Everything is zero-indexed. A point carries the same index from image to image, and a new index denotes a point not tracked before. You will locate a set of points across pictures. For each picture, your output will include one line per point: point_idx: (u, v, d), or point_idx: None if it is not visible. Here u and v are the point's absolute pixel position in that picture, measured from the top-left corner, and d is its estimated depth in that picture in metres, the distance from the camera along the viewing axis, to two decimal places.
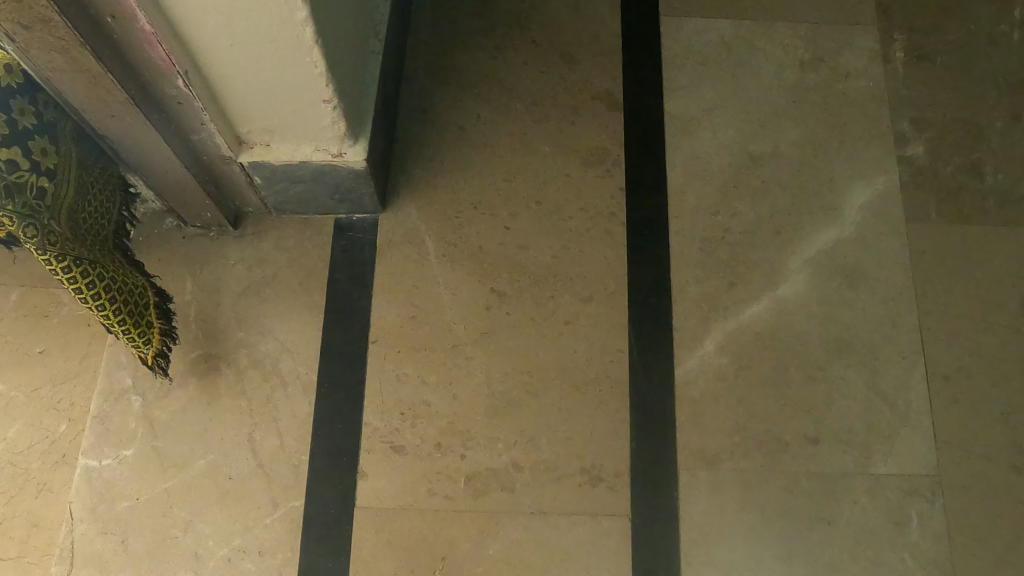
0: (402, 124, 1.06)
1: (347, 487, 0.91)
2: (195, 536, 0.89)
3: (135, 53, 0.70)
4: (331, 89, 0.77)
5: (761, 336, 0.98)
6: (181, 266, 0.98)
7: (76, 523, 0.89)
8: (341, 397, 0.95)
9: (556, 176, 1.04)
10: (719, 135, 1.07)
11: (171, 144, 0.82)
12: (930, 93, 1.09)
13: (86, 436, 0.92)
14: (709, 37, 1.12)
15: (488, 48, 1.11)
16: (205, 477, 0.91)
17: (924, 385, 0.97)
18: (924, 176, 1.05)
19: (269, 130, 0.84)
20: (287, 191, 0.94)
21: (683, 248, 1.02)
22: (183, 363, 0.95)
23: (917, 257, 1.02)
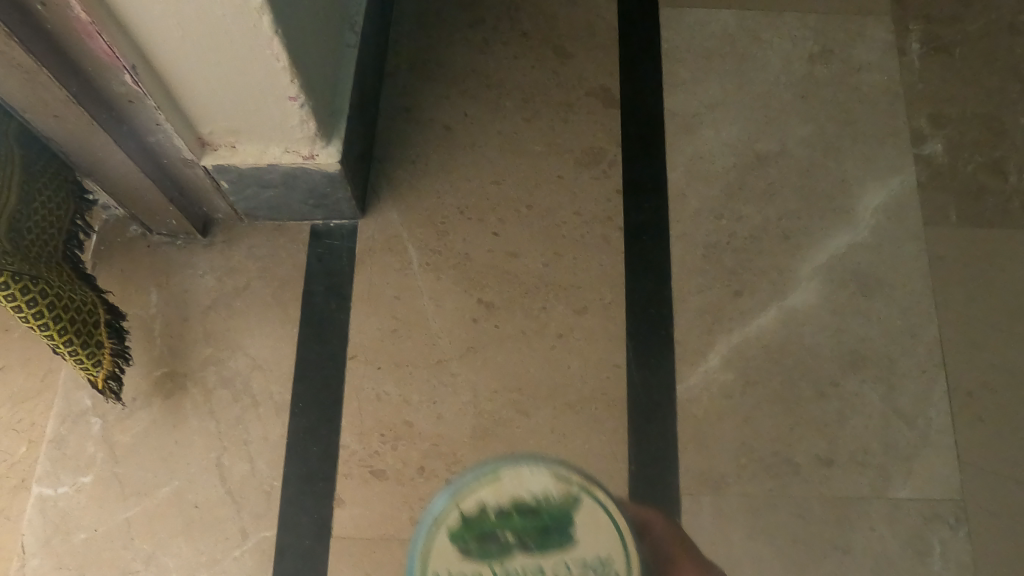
0: (384, 123, 0.99)
1: (324, 516, 0.85)
2: (158, 569, 0.82)
3: (74, 46, 0.64)
4: (296, 85, 0.70)
5: (769, 349, 0.91)
6: (145, 277, 0.91)
7: (28, 557, 0.82)
8: (318, 418, 0.88)
9: (548, 179, 0.97)
10: (722, 133, 1.00)
11: (124, 146, 0.76)
12: (949, 86, 1.02)
13: (42, 461, 0.85)
14: (711, 28, 1.05)
15: (476, 41, 1.04)
16: (169, 505, 0.84)
17: (946, 401, 0.90)
18: (943, 176, 0.98)
19: (234, 131, 0.77)
20: (256, 196, 0.88)
21: (685, 255, 0.95)
22: (148, 382, 0.88)
23: (936, 262, 0.95)
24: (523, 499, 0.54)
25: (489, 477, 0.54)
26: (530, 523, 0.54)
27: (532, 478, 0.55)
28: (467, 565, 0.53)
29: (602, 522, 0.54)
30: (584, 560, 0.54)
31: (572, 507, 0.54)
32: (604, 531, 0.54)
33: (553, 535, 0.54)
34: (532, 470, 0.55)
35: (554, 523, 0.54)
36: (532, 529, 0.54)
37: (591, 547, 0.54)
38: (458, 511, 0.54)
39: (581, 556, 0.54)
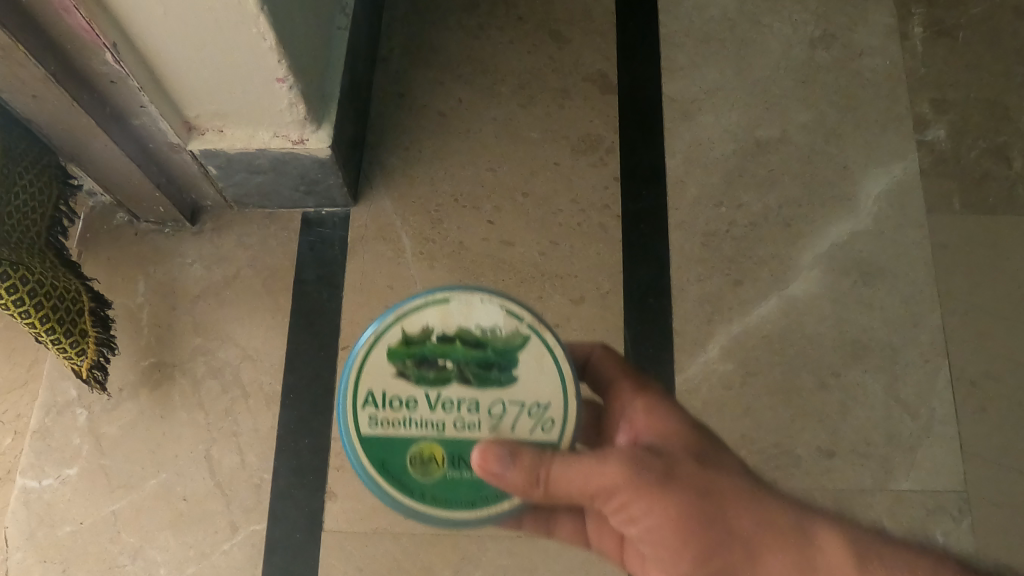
0: (377, 109, 0.97)
1: (315, 509, 0.83)
2: (145, 563, 0.80)
3: (53, 22, 0.62)
4: (284, 66, 0.68)
5: (770, 338, 0.90)
6: (132, 265, 0.90)
7: (12, 551, 0.80)
8: (309, 409, 0.86)
9: (544, 166, 0.95)
10: (722, 120, 0.98)
11: (108, 129, 0.74)
12: (952, 72, 1.00)
13: (27, 453, 0.84)
14: (710, 13, 1.04)
15: (470, 26, 1.02)
16: (156, 498, 0.82)
17: (949, 391, 0.88)
18: (946, 162, 0.96)
19: (221, 114, 0.75)
20: (246, 182, 0.86)
21: (683, 243, 0.93)
22: (135, 373, 0.86)
23: (939, 250, 0.93)
24: (471, 331, 0.58)
25: (441, 302, 0.59)
26: (475, 352, 0.58)
27: (483, 313, 0.59)
28: (412, 379, 0.58)
29: (545, 362, 0.59)
30: (521, 395, 0.58)
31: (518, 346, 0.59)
32: (544, 373, 0.59)
33: (494, 366, 0.58)
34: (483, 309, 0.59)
35: (497, 356, 0.59)
36: (476, 357, 0.58)
37: (529, 384, 0.59)
38: (408, 329, 0.59)
39: (519, 391, 0.58)
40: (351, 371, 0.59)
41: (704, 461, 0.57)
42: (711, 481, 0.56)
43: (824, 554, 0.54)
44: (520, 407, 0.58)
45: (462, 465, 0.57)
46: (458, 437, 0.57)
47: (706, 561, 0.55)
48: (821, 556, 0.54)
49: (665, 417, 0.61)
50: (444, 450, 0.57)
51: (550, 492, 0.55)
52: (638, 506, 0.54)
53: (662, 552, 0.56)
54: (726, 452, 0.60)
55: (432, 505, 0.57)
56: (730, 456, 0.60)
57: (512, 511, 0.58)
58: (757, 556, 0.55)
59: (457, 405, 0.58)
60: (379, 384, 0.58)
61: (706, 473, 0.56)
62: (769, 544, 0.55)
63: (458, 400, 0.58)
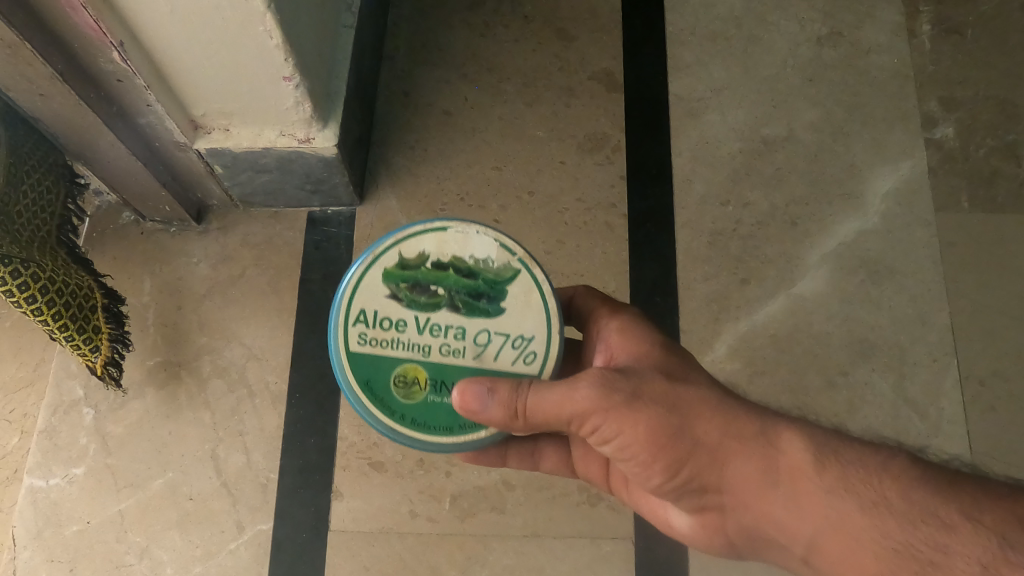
0: (382, 108, 0.97)
1: (321, 509, 0.83)
2: (152, 562, 0.80)
3: (60, 21, 0.62)
4: (291, 64, 0.68)
5: (777, 337, 0.89)
6: (138, 264, 0.90)
7: (19, 550, 0.80)
8: (315, 408, 0.86)
9: (550, 165, 0.95)
10: (729, 118, 0.98)
11: (114, 127, 0.74)
12: (961, 69, 1.00)
13: (33, 453, 0.84)
14: (716, 11, 1.03)
15: (476, 24, 1.02)
16: (163, 497, 0.82)
17: (958, 391, 0.87)
18: (954, 160, 0.96)
19: (227, 113, 0.75)
20: (251, 181, 0.86)
21: (690, 242, 0.93)
22: (141, 372, 0.86)
23: (948, 248, 0.92)
24: (464, 260, 0.58)
25: (437, 230, 0.59)
26: (467, 281, 0.58)
27: (479, 242, 0.59)
28: (404, 301, 0.58)
29: (534, 299, 0.59)
30: (508, 328, 0.58)
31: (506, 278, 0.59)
32: (532, 307, 0.59)
33: (484, 296, 0.58)
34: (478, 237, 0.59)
35: (487, 287, 0.58)
36: (468, 286, 0.58)
37: (515, 318, 0.59)
38: (404, 253, 0.59)
39: (507, 323, 0.58)
40: (345, 288, 0.59)
41: (671, 375, 0.57)
42: (677, 394, 0.56)
43: (787, 457, 0.56)
44: (506, 339, 0.58)
45: (443, 390, 0.58)
46: (443, 361, 0.58)
47: (677, 471, 0.57)
48: (784, 458, 0.56)
49: (633, 337, 0.61)
50: (427, 373, 0.58)
51: (529, 423, 0.55)
52: (609, 424, 0.54)
53: (633, 465, 0.58)
54: (693, 365, 0.60)
55: (411, 428, 0.57)
56: (697, 367, 0.60)
57: (489, 441, 0.58)
58: (725, 463, 0.56)
59: (444, 331, 0.58)
60: (372, 303, 0.58)
61: (672, 387, 0.56)
62: (736, 449, 0.56)
63: (445, 325, 0.58)
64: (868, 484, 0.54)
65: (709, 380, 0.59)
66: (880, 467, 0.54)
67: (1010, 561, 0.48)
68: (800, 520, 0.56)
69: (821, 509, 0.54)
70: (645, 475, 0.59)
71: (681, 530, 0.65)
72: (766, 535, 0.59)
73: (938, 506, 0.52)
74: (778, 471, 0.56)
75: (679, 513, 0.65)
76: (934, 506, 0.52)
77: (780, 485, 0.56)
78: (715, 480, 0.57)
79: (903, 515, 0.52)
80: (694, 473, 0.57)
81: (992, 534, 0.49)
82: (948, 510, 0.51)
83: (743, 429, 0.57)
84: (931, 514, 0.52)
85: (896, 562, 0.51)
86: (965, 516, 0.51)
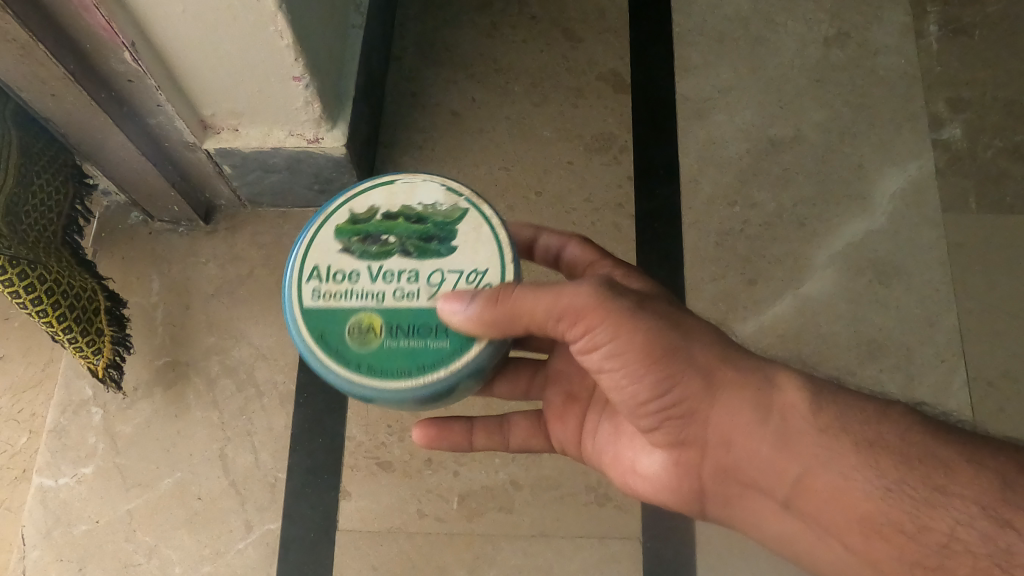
0: (390, 108, 0.97)
1: (330, 508, 0.83)
2: (160, 562, 0.80)
3: (72, 21, 0.62)
4: (301, 64, 0.68)
5: (784, 337, 0.89)
6: (147, 264, 0.90)
7: (29, 550, 0.80)
8: (323, 408, 0.86)
9: (557, 164, 0.95)
10: (736, 118, 0.98)
11: (124, 127, 0.74)
12: (968, 70, 1.00)
13: (43, 452, 0.84)
14: (724, 12, 1.03)
15: (483, 25, 1.02)
16: (171, 497, 0.82)
17: (966, 391, 0.87)
18: (962, 161, 0.96)
19: (237, 113, 0.75)
20: (260, 181, 0.86)
21: (697, 242, 0.93)
22: (150, 372, 0.86)
23: (955, 249, 0.92)
24: (412, 207, 0.56)
25: (386, 182, 0.57)
26: (416, 226, 0.55)
27: (425, 188, 0.57)
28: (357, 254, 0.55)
29: (483, 232, 0.55)
30: (465, 265, 0.54)
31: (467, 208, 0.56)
32: (483, 242, 0.55)
33: (434, 239, 0.55)
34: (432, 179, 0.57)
35: (438, 229, 0.55)
36: (417, 231, 0.55)
37: (467, 253, 0.55)
38: (354, 208, 0.57)
39: (463, 259, 0.54)
40: (297, 249, 0.56)
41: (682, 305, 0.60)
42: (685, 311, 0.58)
43: (783, 394, 0.56)
44: (460, 278, 0.54)
45: (401, 334, 0.53)
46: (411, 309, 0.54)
47: (670, 388, 0.56)
48: (783, 399, 0.56)
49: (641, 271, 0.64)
50: (383, 321, 0.53)
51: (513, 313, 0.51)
52: (606, 328, 0.53)
53: (621, 377, 0.55)
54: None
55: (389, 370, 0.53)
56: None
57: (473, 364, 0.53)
58: (719, 390, 0.56)
59: (398, 275, 0.54)
60: (325, 260, 0.55)
61: (677, 310, 0.57)
62: (730, 377, 0.56)
63: (398, 270, 0.54)
64: (869, 429, 0.54)
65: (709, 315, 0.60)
66: (879, 412, 0.54)
67: (1009, 506, 0.49)
68: (790, 454, 0.55)
69: (816, 442, 0.54)
70: (624, 400, 0.57)
71: (650, 476, 0.63)
72: (745, 470, 0.58)
73: (940, 448, 0.52)
74: (771, 404, 0.56)
75: (651, 454, 0.63)
76: (936, 449, 0.52)
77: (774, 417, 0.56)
78: (703, 403, 0.57)
79: (902, 458, 0.52)
80: (681, 392, 0.56)
81: (993, 477, 0.50)
82: (953, 456, 0.52)
83: (742, 359, 0.57)
84: (933, 459, 0.52)
85: (888, 504, 0.52)
86: (969, 460, 0.51)
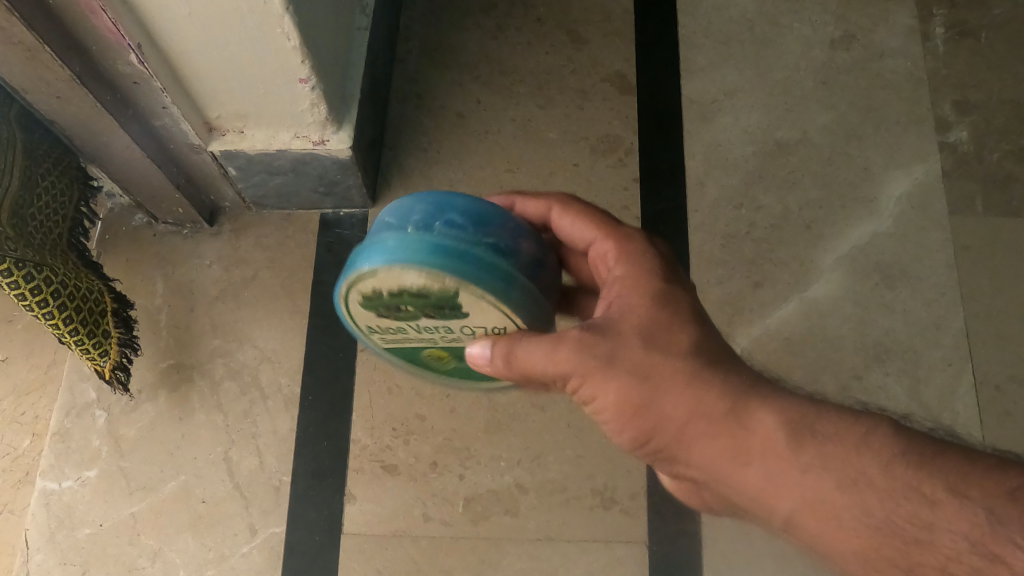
0: (395, 110, 0.97)
1: (334, 512, 0.82)
2: (164, 565, 0.80)
3: (79, 23, 0.62)
4: (308, 67, 0.68)
5: (791, 341, 0.89)
6: (152, 266, 0.90)
7: (32, 553, 0.80)
8: (328, 411, 0.86)
9: (563, 166, 0.95)
10: (742, 121, 0.98)
11: (129, 129, 0.74)
12: (975, 73, 0.99)
13: (46, 455, 0.83)
14: (729, 14, 1.03)
15: (489, 26, 1.02)
16: (176, 500, 0.82)
17: (973, 395, 0.86)
18: (968, 163, 0.95)
19: (242, 115, 0.75)
20: (265, 184, 0.86)
21: (703, 245, 0.92)
22: (154, 374, 0.86)
23: (962, 252, 0.92)
24: (410, 288, 0.52)
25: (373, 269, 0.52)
26: (427, 301, 0.53)
27: (412, 268, 0.51)
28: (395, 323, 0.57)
29: (490, 300, 0.53)
30: (489, 324, 0.56)
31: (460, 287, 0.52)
32: (494, 306, 0.53)
33: (451, 307, 0.54)
34: (407, 264, 0.51)
35: (448, 301, 0.53)
36: (431, 305, 0.54)
37: (486, 315, 0.54)
38: (360, 290, 0.54)
39: (486, 320, 0.55)
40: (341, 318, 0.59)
41: (660, 315, 0.53)
42: (650, 336, 0.52)
43: (759, 422, 0.50)
44: (486, 329, 0.56)
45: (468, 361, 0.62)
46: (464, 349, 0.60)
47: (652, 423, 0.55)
48: (755, 439, 0.49)
49: (629, 247, 0.57)
50: (448, 354, 0.62)
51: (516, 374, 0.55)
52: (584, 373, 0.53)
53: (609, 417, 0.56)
54: (677, 296, 0.54)
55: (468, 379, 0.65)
56: (681, 301, 0.54)
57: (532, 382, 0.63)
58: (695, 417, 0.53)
59: (438, 332, 0.58)
60: (371, 325, 0.59)
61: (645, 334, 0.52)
62: (696, 421, 0.51)
63: (437, 329, 0.57)
64: (850, 463, 0.47)
65: (691, 318, 0.53)
66: (860, 441, 0.47)
67: (997, 541, 0.42)
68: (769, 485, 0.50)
69: (795, 486, 0.48)
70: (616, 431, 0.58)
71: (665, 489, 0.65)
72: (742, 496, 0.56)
73: (922, 480, 0.45)
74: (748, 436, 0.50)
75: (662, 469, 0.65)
76: (918, 481, 0.45)
77: (746, 459, 0.49)
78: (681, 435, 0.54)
79: (886, 492, 0.46)
80: None
81: (982, 510, 0.43)
82: (936, 488, 0.45)
83: (710, 393, 0.51)
84: (912, 492, 0.45)
85: (877, 541, 0.46)
86: (951, 492, 0.44)
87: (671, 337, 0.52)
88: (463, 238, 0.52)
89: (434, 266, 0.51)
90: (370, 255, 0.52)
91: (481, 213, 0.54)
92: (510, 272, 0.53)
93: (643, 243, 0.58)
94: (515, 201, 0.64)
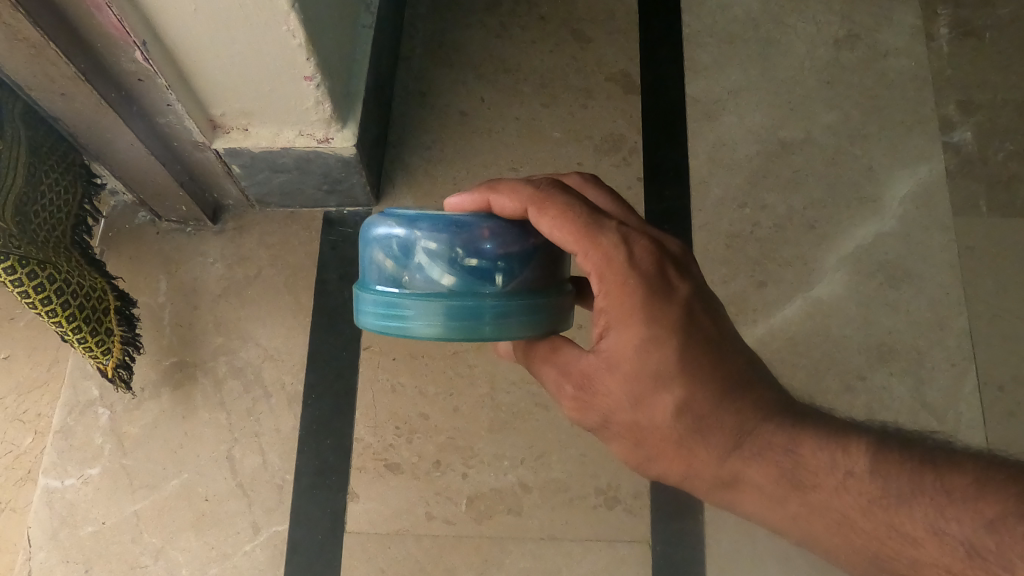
0: (399, 108, 0.97)
1: (338, 510, 0.82)
2: (167, 563, 0.80)
3: (83, 20, 0.62)
4: (312, 64, 0.68)
5: (794, 340, 0.89)
6: (155, 264, 0.89)
7: (35, 551, 0.80)
8: (332, 409, 0.85)
9: (567, 165, 0.95)
10: (746, 120, 0.98)
11: (134, 127, 0.74)
12: (979, 73, 0.99)
13: (49, 453, 0.83)
14: (734, 13, 1.03)
15: (493, 25, 1.02)
16: (179, 498, 0.82)
17: (977, 395, 0.86)
18: (972, 164, 0.95)
19: (246, 113, 0.75)
20: (269, 181, 0.86)
21: (707, 244, 0.92)
22: (157, 372, 0.86)
23: (966, 253, 0.92)
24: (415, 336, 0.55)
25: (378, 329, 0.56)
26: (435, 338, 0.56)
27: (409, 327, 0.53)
28: None
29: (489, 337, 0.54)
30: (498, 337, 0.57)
31: (456, 328, 0.52)
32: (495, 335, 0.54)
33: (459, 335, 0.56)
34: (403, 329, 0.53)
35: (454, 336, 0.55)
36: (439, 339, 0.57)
37: None
38: None
39: None
40: None
41: (644, 371, 0.52)
42: (638, 399, 0.52)
43: (751, 478, 0.54)
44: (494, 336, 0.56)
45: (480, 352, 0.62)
46: None
47: None
48: (747, 491, 0.55)
49: (610, 270, 0.52)
50: None
51: None
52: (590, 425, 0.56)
53: None
54: (660, 347, 0.52)
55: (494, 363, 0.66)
56: (665, 351, 0.52)
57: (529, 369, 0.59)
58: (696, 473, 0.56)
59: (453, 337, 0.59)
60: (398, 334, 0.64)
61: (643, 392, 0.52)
62: (695, 477, 0.55)
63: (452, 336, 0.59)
64: (832, 506, 0.52)
65: (677, 370, 0.52)
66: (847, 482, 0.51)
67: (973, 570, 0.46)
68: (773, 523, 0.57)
69: (790, 524, 0.55)
70: None
71: None
72: None
73: (899, 517, 0.50)
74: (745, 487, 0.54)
75: None
76: (896, 520, 0.50)
77: (742, 504, 0.55)
78: None
79: (872, 528, 0.51)
80: None
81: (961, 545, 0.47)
82: (913, 525, 0.49)
83: (702, 451, 0.54)
84: (890, 528, 0.50)
85: (867, 562, 0.52)
86: (928, 531, 0.48)
87: (660, 398, 0.52)
88: (443, 275, 0.53)
89: (425, 315, 0.52)
90: (368, 316, 0.55)
91: (451, 240, 0.54)
92: (500, 296, 0.53)
93: (623, 267, 0.52)
94: (490, 198, 0.56)
